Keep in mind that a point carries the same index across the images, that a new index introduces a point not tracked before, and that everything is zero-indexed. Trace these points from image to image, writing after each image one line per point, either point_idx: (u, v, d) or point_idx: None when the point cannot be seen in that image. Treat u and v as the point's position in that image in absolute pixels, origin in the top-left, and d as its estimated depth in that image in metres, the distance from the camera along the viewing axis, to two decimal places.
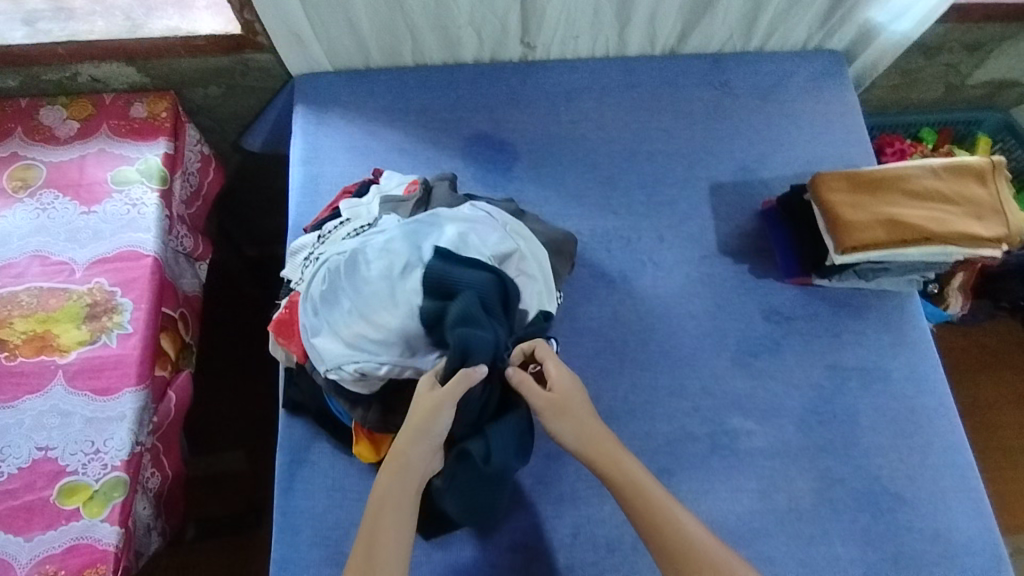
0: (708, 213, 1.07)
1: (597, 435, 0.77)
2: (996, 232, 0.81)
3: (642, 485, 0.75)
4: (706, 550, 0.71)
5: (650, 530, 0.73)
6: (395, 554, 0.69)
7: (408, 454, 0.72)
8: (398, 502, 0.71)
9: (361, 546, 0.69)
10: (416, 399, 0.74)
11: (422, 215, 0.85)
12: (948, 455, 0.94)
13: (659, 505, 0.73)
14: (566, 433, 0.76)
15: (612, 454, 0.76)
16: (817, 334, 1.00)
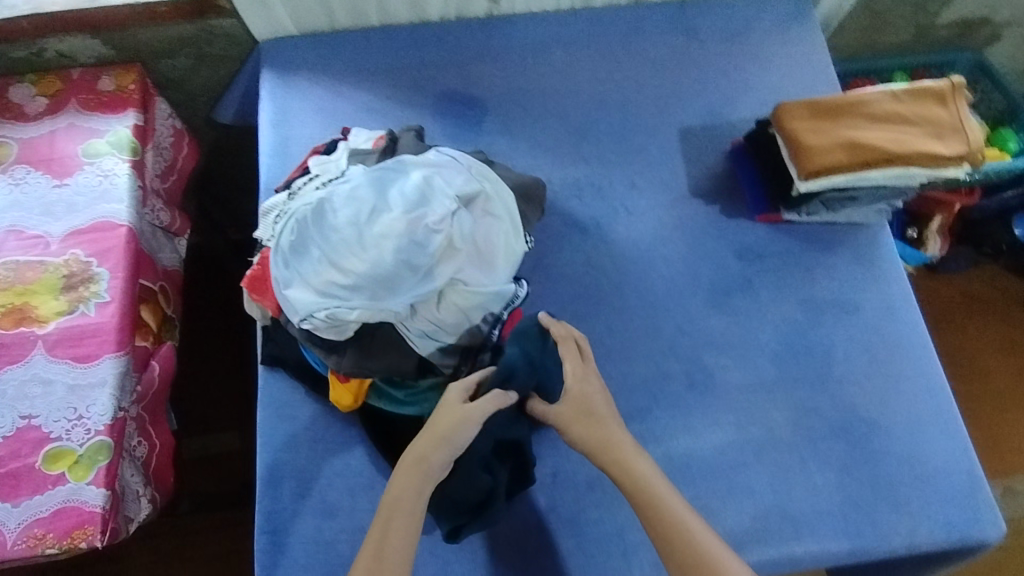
0: (678, 157, 1.07)
1: (610, 439, 0.78)
2: (956, 150, 0.82)
3: (655, 491, 0.76)
4: (711, 552, 0.73)
5: (661, 534, 0.74)
6: (401, 553, 0.72)
7: (429, 459, 0.75)
8: (412, 502, 0.74)
9: (371, 542, 0.72)
10: (445, 408, 0.77)
11: (387, 163, 0.85)
12: (924, 382, 0.95)
13: (672, 511, 0.75)
14: (577, 436, 0.79)
15: (628, 461, 0.77)
16: (790, 270, 1.00)
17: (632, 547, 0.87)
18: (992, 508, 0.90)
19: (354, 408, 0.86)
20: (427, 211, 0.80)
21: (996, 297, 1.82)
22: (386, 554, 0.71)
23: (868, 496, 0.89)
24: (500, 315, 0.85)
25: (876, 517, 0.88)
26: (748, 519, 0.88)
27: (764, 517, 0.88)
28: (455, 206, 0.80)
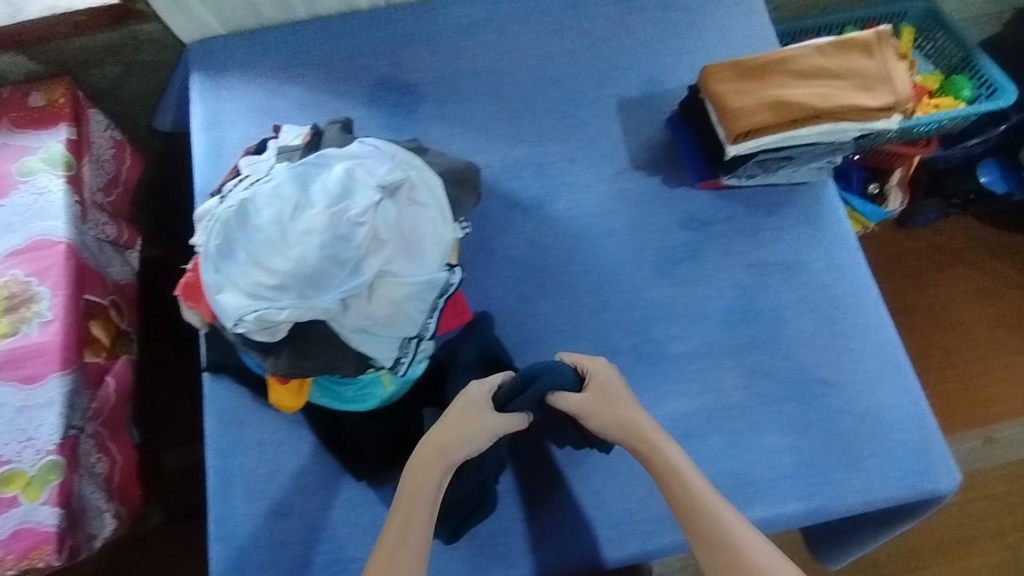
0: (618, 129, 1.05)
1: (634, 423, 0.80)
2: (884, 101, 0.81)
3: (681, 473, 0.77)
4: (735, 532, 0.73)
5: (688, 516, 0.75)
6: (418, 547, 0.73)
7: (450, 456, 0.77)
8: (427, 497, 0.75)
9: (388, 538, 0.73)
10: (468, 409, 0.79)
11: (310, 158, 0.84)
12: (874, 337, 0.95)
13: (699, 494, 0.76)
14: (601, 422, 0.81)
15: (653, 444, 0.79)
16: (735, 235, 0.99)
17: (585, 525, 0.88)
18: (947, 458, 0.90)
19: (298, 407, 0.85)
20: (350, 204, 0.78)
21: (967, 246, 1.79)
22: (404, 549, 0.72)
23: (823, 456, 0.89)
24: (436, 304, 0.83)
25: (830, 477, 0.88)
26: None
27: (719, 484, 0.87)
28: (378, 197, 0.79)
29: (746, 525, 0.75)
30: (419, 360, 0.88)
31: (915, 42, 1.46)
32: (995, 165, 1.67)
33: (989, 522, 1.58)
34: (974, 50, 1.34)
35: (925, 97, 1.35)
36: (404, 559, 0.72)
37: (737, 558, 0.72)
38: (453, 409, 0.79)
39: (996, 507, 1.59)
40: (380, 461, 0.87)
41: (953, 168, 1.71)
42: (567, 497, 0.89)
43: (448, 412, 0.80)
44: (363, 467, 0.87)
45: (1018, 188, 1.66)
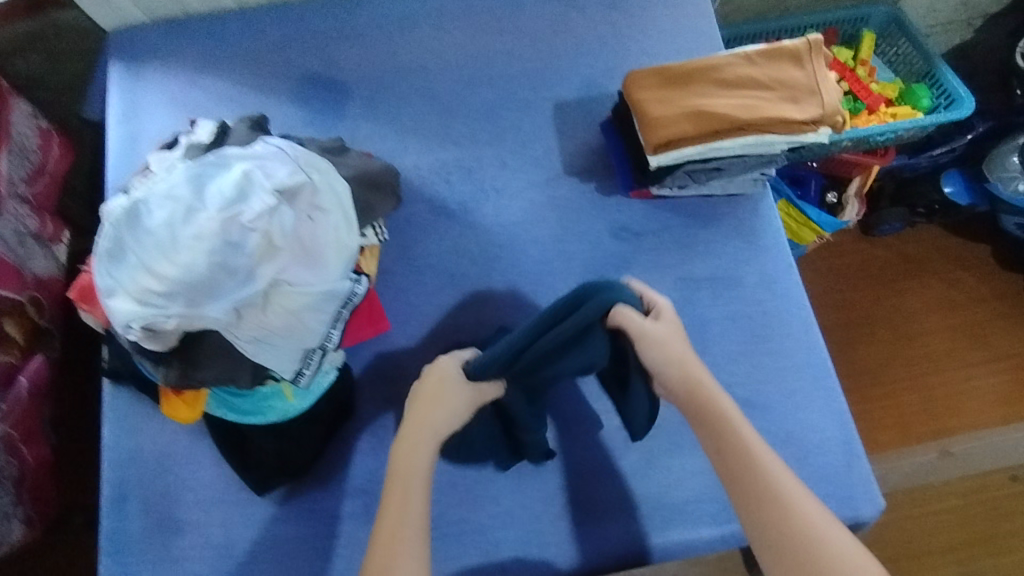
0: (553, 134, 1.02)
1: (689, 371, 0.76)
2: (810, 113, 0.78)
3: (732, 428, 0.74)
4: (784, 487, 0.70)
5: (733, 473, 0.72)
6: (416, 525, 0.69)
7: (431, 427, 0.75)
8: (418, 473, 0.72)
9: (388, 515, 0.70)
10: (439, 382, 0.77)
11: (209, 157, 0.79)
12: (802, 356, 0.92)
13: (746, 449, 0.72)
14: (659, 351, 0.76)
15: (708, 398, 0.75)
16: (666, 247, 0.96)
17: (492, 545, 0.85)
18: (871, 483, 0.87)
19: (195, 419, 0.81)
20: (244, 208, 0.74)
21: (934, 256, 1.65)
22: (405, 527, 0.69)
23: None
24: (340, 314, 0.80)
25: None
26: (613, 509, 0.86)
27: (632, 506, 0.87)
28: (275, 201, 0.74)
29: (798, 482, 0.71)
30: (327, 371, 0.85)
31: (877, 49, 1.42)
32: (958, 174, 1.53)
33: (941, 537, 1.42)
34: (935, 60, 1.31)
35: (882, 105, 1.31)
36: (406, 537, 0.68)
37: (783, 515, 0.68)
38: (433, 380, 0.78)
39: (950, 522, 1.44)
40: (281, 476, 0.84)
41: (919, 177, 1.59)
42: (475, 517, 0.86)
43: (424, 384, 0.78)
44: (263, 480, 0.84)
45: (982, 199, 1.52)
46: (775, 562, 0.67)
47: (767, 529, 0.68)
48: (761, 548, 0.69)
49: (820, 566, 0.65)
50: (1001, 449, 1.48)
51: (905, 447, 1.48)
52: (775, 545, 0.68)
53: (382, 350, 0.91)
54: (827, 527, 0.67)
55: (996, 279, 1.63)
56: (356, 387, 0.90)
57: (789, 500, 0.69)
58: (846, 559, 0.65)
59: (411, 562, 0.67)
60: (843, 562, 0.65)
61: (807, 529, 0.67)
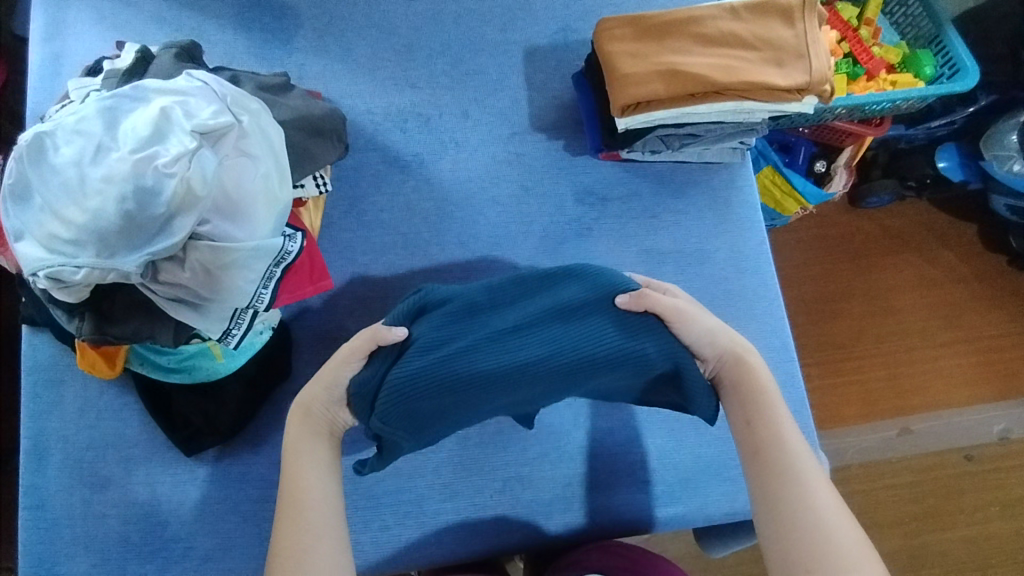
0: (521, 83, 0.93)
1: (736, 342, 0.70)
2: (795, 80, 0.71)
3: (769, 402, 0.67)
4: (804, 471, 0.62)
5: (755, 447, 0.65)
6: (325, 502, 0.64)
7: (314, 406, 0.69)
8: (311, 448, 0.67)
9: (289, 492, 0.64)
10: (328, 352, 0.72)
11: (123, 89, 0.70)
12: (766, 339, 0.88)
13: (774, 423, 0.65)
14: (697, 331, 0.69)
15: (751, 370, 0.69)
16: (633, 215, 0.90)
17: (430, 518, 0.82)
18: None
19: (116, 374, 0.76)
20: (160, 150, 0.66)
21: (917, 232, 1.60)
22: (305, 503, 0.63)
23: (688, 462, 0.84)
24: (272, 272, 0.73)
25: (695, 485, 0.84)
26: (557, 487, 0.83)
27: (577, 485, 0.83)
28: (194, 143, 0.67)
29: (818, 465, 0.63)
30: (262, 331, 0.80)
31: (885, 7, 1.32)
32: (954, 149, 1.46)
33: (891, 511, 1.44)
34: (943, 23, 1.22)
35: (883, 71, 1.22)
36: (310, 514, 0.62)
37: (790, 491, 0.61)
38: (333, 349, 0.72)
39: (902, 496, 1.45)
40: (210, 438, 0.79)
41: (915, 149, 1.52)
42: (412, 490, 0.82)
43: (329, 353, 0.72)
44: (190, 442, 0.79)
45: (975, 176, 1.46)
46: (772, 531, 0.60)
47: (774, 497, 0.61)
48: (764, 525, 0.61)
49: (820, 543, 0.57)
50: (959, 428, 1.49)
51: (865, 423, 1.48)
52: (779, 523, 0.60)
53: (324, 310, 0.86)
54: (834, 511, 0.59)
55: (979, 259, 1.58)
56: (295, 347, 0.85)
57: (801, 477, 0.62)
58: (853, 549, 0.57)
59: (316, 541, 0.61)
60: (848, 552, 0.57)
61: (815, 514, 0.59)
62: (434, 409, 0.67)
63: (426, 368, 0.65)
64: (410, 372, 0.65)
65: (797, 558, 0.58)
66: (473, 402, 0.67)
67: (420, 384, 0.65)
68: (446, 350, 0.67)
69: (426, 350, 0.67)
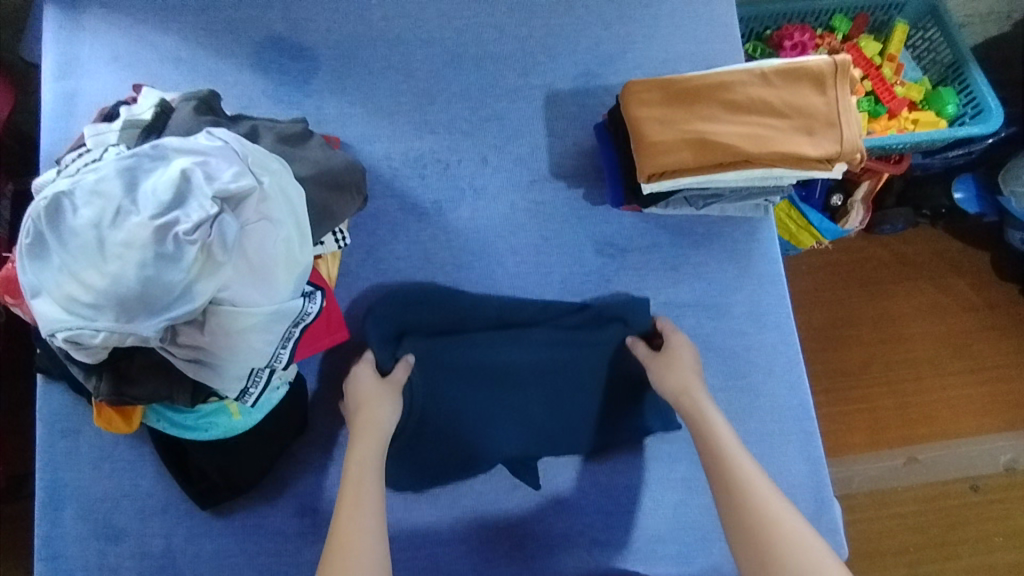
0: (541, 130, 0.92)
1: (684, 386, 0.80)
2: (825, 150, 0.71)
3: (712, 430, 0.75)
4: (753, 489, 0.68)
5: (717, 467, 0.71)
6: (371, 506, 0.68)
7: (377, 421, 0.76)
8: (372, 457, 0.73)
9: (345, 499, 0.69)
10: (362, 385, 0.80)
11: (144, 147, 0.69)
12: (784, 395, 0.88)
13: (725, 448, 0.72)
14: (656, 373, 0.82)
15: (700, 405, 0.78)
16: (653, 266, 0.90)
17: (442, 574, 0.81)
18: (838, 533, 0.85)
19: (132, 430, 0.75)
20: (180, 215, 0.65)
21: (931, 259, 1.56)
22: (361, 506, 0.68)
23: (704, 521, 0.84)
24: (291, 332, 0.73)
25: (710, 543, 0.84)
26: (572, 543, 0.83)
27: (591, 540, 0.83)
28: (216, 209, 0.66)
29: (772, 484, 0.69)
30: (278, 386, 0.79)
31: (907, 40, 1.29)
32: (971, 181, 1.43)
33: (895, 540, 1.43)
34: (967, 61, 1.19)
35: (905, 109, 1.20)
36: (364, 517, 0.67)
37: (744, 502, 0.67)
38: (363, 387, 0.79)
39: (906, 525, 1.44)
40: (225, 491, 0.79)
41: (930, 178, 1.47)
42: (426, 545, 0.82)
43: (353, 387, 0.80)
44: (205, 495, 0.79)
45: (991, 210, 1.43)
46: (739, 540, 0.65)
47: (732, 511, 0.67)
48: (738, 533, 0.65)
49: (775, 549, 0.62)
50: (967, 457, 1.47)
51: (873, 451, 1.47)
52: (748, 527, 0.65)
53: (340, 361, 0.85)
54: (791, 516, 0.65)
55: (991, 289, 1.56)
56: (311, 399, 0.84)
57: (752, 491, 0.67)
58: (809, 548, 0.62)
59: (369, 542, 0.65)
60: (806, 550, 0.62)
61: (774, 523, 0.64)
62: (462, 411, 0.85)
63: (449, 367, 0.85)
64: (427, 377, 0.84)
65: (764, 554, 0.63)
66: (483, 392, 0.85)
67: (436, 379, 0.85)
68: (452, 342, 0.85)
69: (434, 344, 0.85)
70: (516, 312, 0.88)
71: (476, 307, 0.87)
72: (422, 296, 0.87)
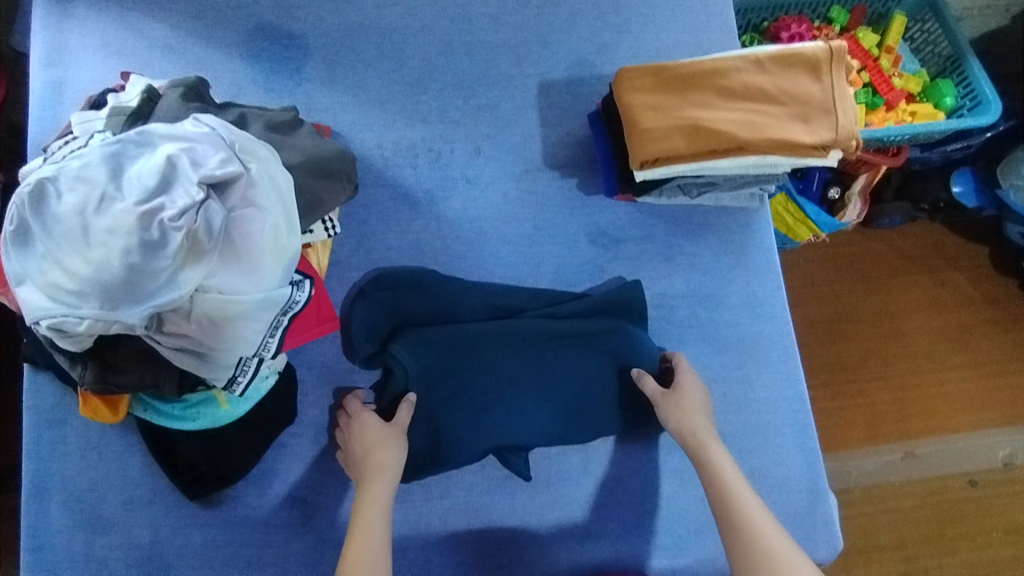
0: (535, 119, 0.91)
1: (691, 425, 0.78)
2: (820, 138, 0.70)
3: (720, 474, 0.73)
4: (763, 537, 0.67)
5: (726, 517, 0.70)
6: (379, 553, 0.68)
7: (385, 466, 0.75)
8: (381, 501, 0.72)
9: (352, 543, 0.68)
10: (368, 428, 0.78)
11: (130, 133, 0.68)
12: (779, 386, 0.87)
13: (734, 493, 0.71)
14: (664, 412, 0.80)
15: (709, 450, 0.76)
16: (647, 256, 0.89)
17: (433, 565, 0.81)
18: (832, 525, 0.84)
19: (119, 419, 0.75)
20: (165, 201, 0.64)
21: (928, 253, 1.56)
22: (371, 551, 0.67)
23: (697, 512, 0.84)
24: (279, 321, 0.73)
25: (704, 535, 0.83)
26: (564, 536, 0.83)
27: (583, 531, 0.83)
28: (202, 195, 0.65)
29: (782, 532, 0.68)
30: (267, 375, 0.78)
31: (906, 33, 1.28)
32: (970, 175, 1.42)
33: (892, 535, 1.42)
34: (966, 52, 1.18)
35: (903, 101, 1.19)
36: (373, 563, 0.66)
37: (754, 553, 0.66)
38: (368, 432, 0.77)
39: (903, 520, 1.43)
40: (213, 481, 0.78)
41: (929, 173, 1.45)
42: (417, 536, 0.81)
43: (358, 432, 0.78)
44: (193, 485, 0.78)
45: (990, 204, 1.43)
46: None
47: (742, 560, 0.66)
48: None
49: None
50: (964, 452, 1.46)
51: (870, 446, 1.46)
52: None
53: (331, 352, 0.85)
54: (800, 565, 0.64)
55: (989, 283, 1.55)
56: (301, 389, 0.84)
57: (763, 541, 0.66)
58: None
59: None
60: None
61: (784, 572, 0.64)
62: (453, 395, 0.83)
63: (436, 352, 0.83)
64: (418, 360, 0.83)
65: None
66: (473, 379, 0.83)
67: (424, 365, 0.83)
68: (441, 328, 0.85)
69: (423, 331, 0.85)
70: (508, 296, 0.87)
71: (466, 292, 0.86)
72: (416, 280, 0.85)
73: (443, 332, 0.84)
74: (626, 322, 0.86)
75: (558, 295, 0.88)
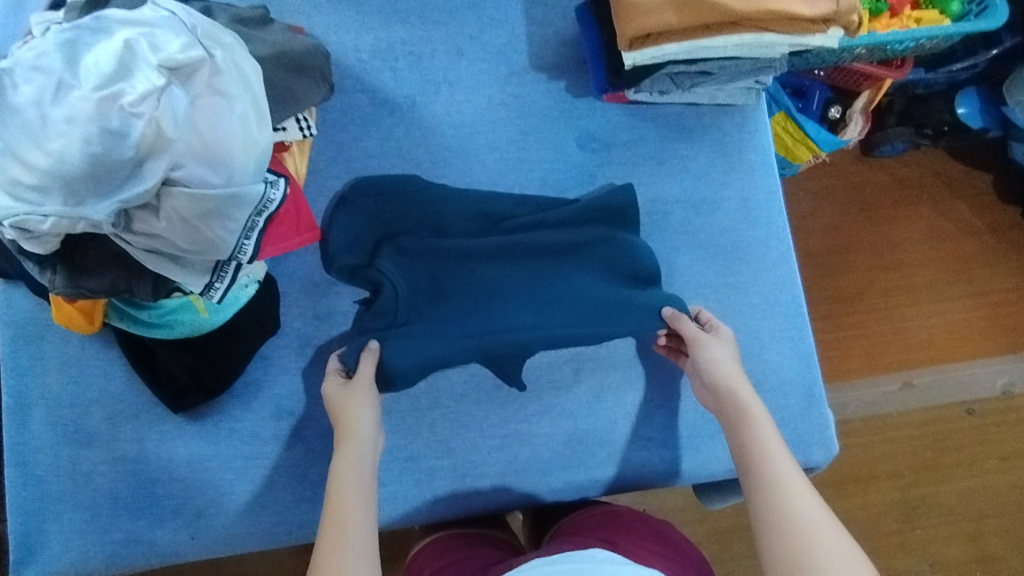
0: (520, 18, 0.87)
1: (725, 374, 0.73)
2: (822, 10, 0.69)
3: (754, 423, 0.68)
4: (787, 489, 0.61)
5: (750, 469, 0.64)
6: (363, 521, 0.62)
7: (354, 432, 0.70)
8: (356, 467, 0.67)
9: (332, 514, 0.62)
10: (333, 399, 0.73)
11: (84, 20, 0.64)
12: (774, 292, 0.85)
13: (763, 445, 0.65)
14: (699, 357, 0.75)
15: (744, 398, 0.70)
16: (639, 159, 0.85)
17: (425, 474, 0.80)
18: (828, 430, 0.84)
19: (96, 328, 0.73)
20: (125, 87, 0.61)
21: (930, 181, 1.51)
22: (351, 520, 0.62)
23: (690, 418, 0.83)
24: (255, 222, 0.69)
25: (696, 441, 0.83)
26: (556, 445, 0.81)
27: (575, 439, 0.82)
28: (163, 80, 0.62)
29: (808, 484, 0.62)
30: (246, 285, 0.76)
31: None
32: (974, 95, 1.37)
33: (888, 464, 1.41)
34: None
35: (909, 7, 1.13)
36: (354, 531, 0.61)
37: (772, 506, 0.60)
38: (335, 398, 0.73)
39: (901, 448, 1.42)
40: (196, 393, 0.77)
41: (933, 94, 1.40)
42: (407, 446, 0.80)
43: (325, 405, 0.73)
44: (177, 399, 0.77)
45: (995, 123, 1.37)
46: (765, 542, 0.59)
47: (763, 511, 0.61)
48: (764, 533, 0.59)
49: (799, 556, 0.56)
50: (962, 381, 1.45)
51: (869, 377, 1.44)
52: (775, 530, 0.59)
53: (314, 262, 0.82)
54: (818, 519, 0.58)
55: (993, 210, 1.51)
56: (284, 301, 0.81)
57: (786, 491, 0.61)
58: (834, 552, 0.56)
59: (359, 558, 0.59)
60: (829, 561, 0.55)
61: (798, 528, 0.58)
62: (450, 308, 0.80)
63: (422, 264, 0.80)
64: (404, 270, 0.80)
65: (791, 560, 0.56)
66: (462, 291, 0.81)
67: (413, 278, 0.80)
68: (428, 240, 0.81)
69: (408, 241, 0.81)
70: (495, 203, 0.83)
71: (451, 202, 0.82)
72: (401, 188, 0.82)
73: (431, 243, 0.81)
74: (620, 229, 0.83)
75: (545, 203, 0.84)
